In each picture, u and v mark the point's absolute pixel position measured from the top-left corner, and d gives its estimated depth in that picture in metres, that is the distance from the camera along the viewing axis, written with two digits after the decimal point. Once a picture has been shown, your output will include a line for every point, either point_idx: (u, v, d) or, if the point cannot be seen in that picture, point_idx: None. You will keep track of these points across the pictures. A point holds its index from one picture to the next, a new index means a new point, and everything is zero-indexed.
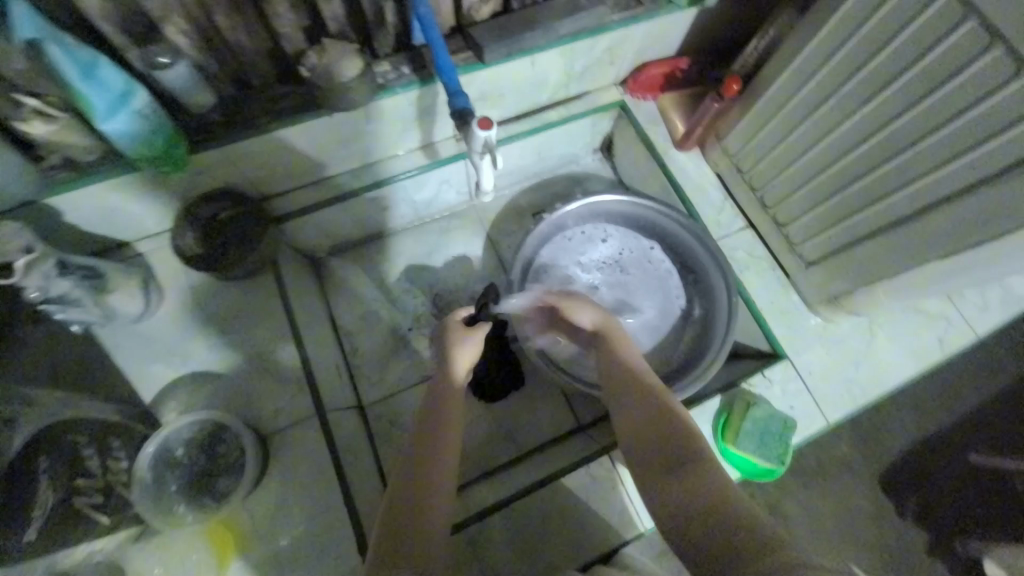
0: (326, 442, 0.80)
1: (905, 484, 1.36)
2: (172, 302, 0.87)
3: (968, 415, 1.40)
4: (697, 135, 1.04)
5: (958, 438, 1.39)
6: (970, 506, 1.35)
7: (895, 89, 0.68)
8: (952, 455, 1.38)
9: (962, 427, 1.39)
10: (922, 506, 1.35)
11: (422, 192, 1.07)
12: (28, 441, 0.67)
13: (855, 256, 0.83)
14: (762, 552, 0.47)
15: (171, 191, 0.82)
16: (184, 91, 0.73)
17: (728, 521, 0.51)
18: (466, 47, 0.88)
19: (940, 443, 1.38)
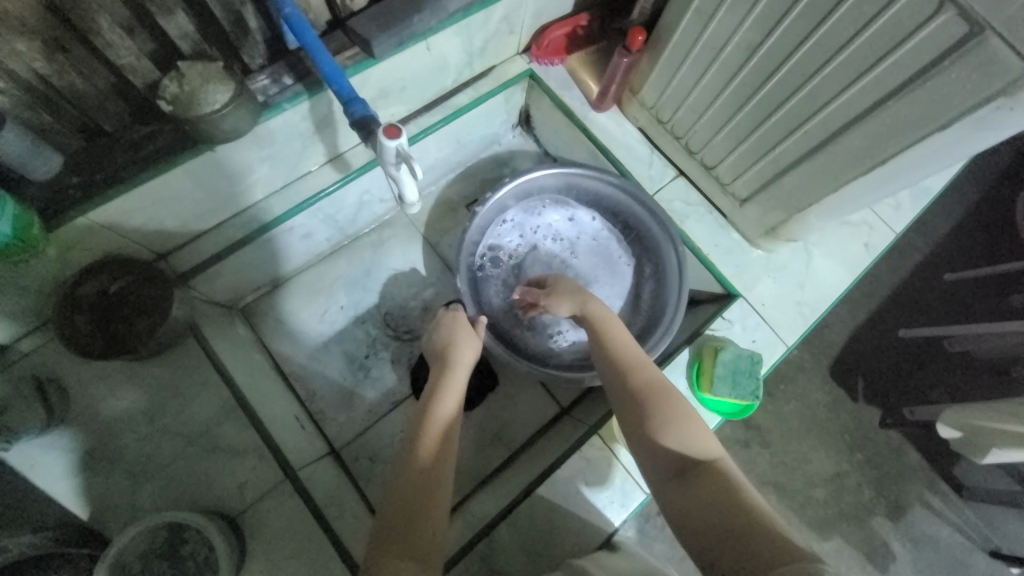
0: (306, 503, 0.74)
1: (856, 375, 1.49)
2: (81, 401, 0.74)
3: (896, 300, 1.54)
4: (613, 93, 1.01)
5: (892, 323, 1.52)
6: None
7: (794, 18, 0.68)
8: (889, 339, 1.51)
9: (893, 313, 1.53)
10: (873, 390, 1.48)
11: (342, 209, 0.98)
12: None
13: (784, 186, 0.85)
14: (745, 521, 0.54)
15: (39, 277, 0.69)
16: (19, 159, 0.60)
17: (712, 483, 0.59)
18: (351, 43, 0.79)
19: (878, 331, 1.52)
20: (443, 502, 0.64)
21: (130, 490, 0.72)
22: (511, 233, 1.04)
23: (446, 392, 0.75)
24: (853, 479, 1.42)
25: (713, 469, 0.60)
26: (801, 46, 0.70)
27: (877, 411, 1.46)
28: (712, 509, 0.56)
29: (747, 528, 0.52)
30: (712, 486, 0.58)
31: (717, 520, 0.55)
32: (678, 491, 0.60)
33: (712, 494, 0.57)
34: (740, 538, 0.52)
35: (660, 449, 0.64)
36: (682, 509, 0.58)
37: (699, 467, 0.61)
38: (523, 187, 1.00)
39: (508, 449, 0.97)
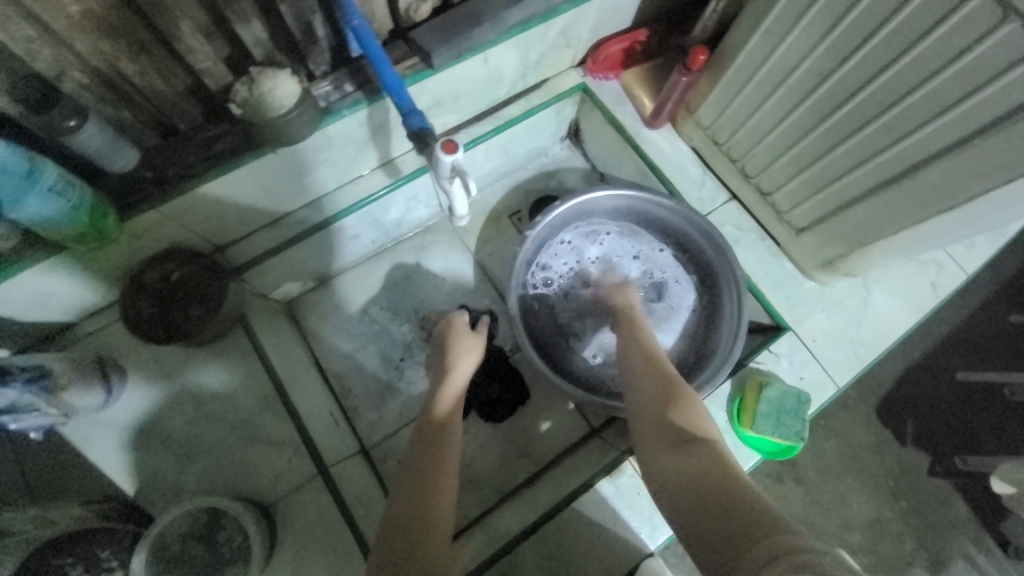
0: (334, 499, 0.76)
1: (908, 419, 1.39)
2: (138, 381, 0.78)
3: (958, 344, 1.43)
4: (668, 110, 0.98)
5: (951, 368, 1.42)
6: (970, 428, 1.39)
7: (875, 44, 0.64)
8: (947, 384, 1.41)
9: (954, 357, 1.42)
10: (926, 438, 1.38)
11: (390, 212, 1.00)
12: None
13: (847, 219, 0.81)
14: (732, 494, 0.53)
15: (111, 261, 0.74)
16: (103, 153, 0.64)
17: (705, 459, 0.59)
18: (412, 53, 0.80)
19: (936, 375, 1.41)
20: (447, 515, 0.64)
21: (174, 471, 0.75)
22: (567, 248, 1.02)
23: (451, 392, 0.77)
24: (895, 527, 1.33)
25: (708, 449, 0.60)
26: (881, 74, 0.65)
27: (926, 457, 1.37)
28: (700, 483, 0.56)
29: (729, 500, 0.52)
30: (705, 462, 0.58)
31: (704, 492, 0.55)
32: (670, 458, 0.61)
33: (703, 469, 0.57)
34: (722, 510, 0.52)
35: (661, 430, 0.65)
36: (673, 484, 0.59)
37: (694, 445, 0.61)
38: (581, 205, 0.98)
39: (533, 464, 0.96)
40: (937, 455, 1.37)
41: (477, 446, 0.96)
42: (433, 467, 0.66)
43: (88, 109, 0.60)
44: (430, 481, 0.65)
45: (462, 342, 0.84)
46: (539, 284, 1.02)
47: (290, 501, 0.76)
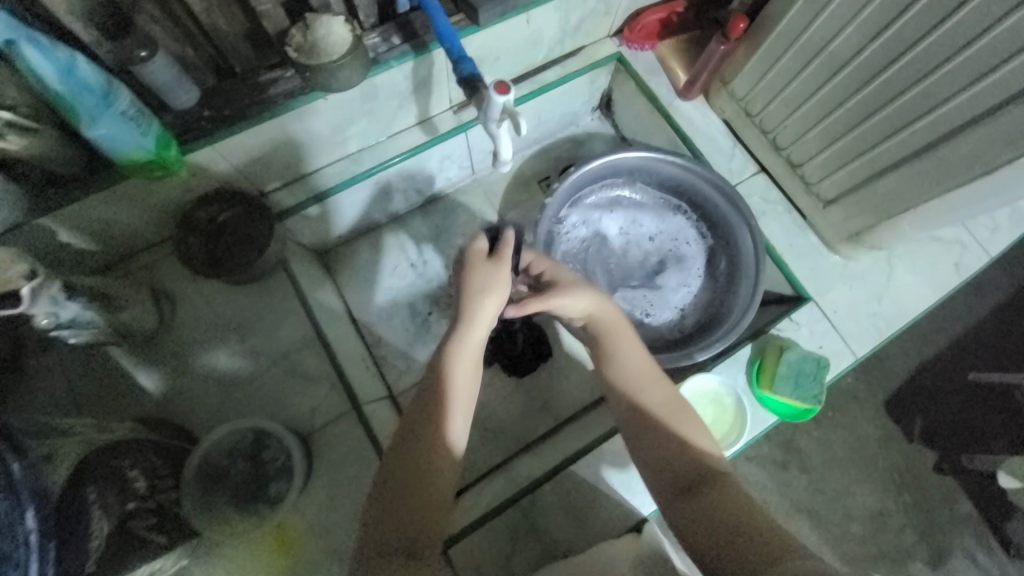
0: (366, 434, 0.80)
1: (916, 410, 1.41)
2: (184, 311, 0.83)
3: (969, 338, 1.44)
4: (702, 82, 1.00)
5: (962, 362, 1.43)
6: (978, 422, 1.41)
7: (916, 10, 0.65)
8: (956, 377, 1.42)
9: (965, 350, 1.44)
10: (933, 429, 1.40)
11: (424, 170, 1.02)
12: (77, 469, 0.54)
13: (878, 190, 0.82)
14: (762, 538, 0.52)
15: (167, 197, 0.78)
16: (167, 86, 0.67)
17: (722, 501, 0.57)
18: (458, 10, 0.82)
19: (946, 366, 1.43)
20: None
21: (219, 398, 0.81)
22: (591, 211, 1.05)
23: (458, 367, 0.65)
24: (897, 520, 1.35)
25: (725, 488, 0.59)
26: (919, 41, 0.67)
27: (934, 453, 1.39)
28: (719, 523, 0.55)
29: (755, 547, 0.51)
30: (723, 504, 0.57)
31: (726, 534, 0.54)
32: (684, 504, 0.59)
33: (722, 510, 0.56)
34: (747, 550, 0.51)
35: (668, 461, 0.63)
36: (689, 522, 0.57)
37: (711, 484, 0.60)
38: (608, 165, 1.01)
39: (553, 420, 0.99)
40: (946, 453, 1.38)
41: (499, 399, 0.99)
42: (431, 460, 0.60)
43: (157, 42, 0.64)
44: (425, 468, 0.60)
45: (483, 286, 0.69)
46: (571, 229, 1.04)
47: (324, 434, 0.80)
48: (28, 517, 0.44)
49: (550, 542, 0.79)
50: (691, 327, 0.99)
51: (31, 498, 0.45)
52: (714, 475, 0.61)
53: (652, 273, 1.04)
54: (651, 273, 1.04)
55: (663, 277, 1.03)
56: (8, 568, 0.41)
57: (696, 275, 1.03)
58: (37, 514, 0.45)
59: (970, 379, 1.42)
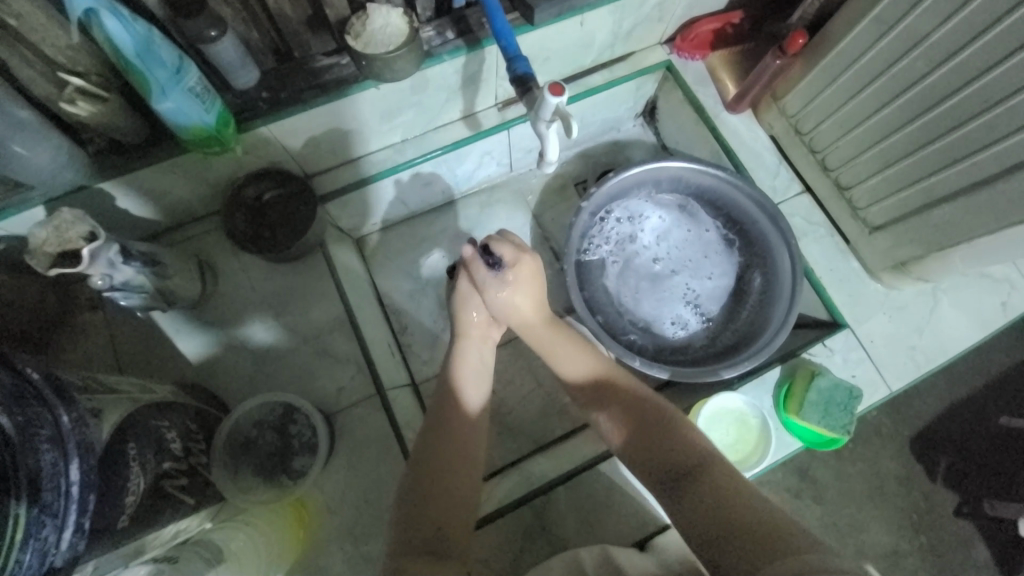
0: (388, 419, 0.81)
1: (943, 450, 1.35)
2: (225, 284, 0.86)
3: (1006, 381, 1.38)
4: (752, 96, 0.98)
5: (996, 404, 1.37)
6: (1009, 469, 1.35)
7: (992, 37, 0.62)
8: (989, 420, 1.37)
9: (1000, 392, 1.38)
10: (959, 471, 1.34)
11: (463, 165, 1.03)
12: (122, 424, 0.56)
13: (929, 221, 0.79)
14: (760, 523, 0.52)
15: (219, 173, 0.81)
16: (230, 66, 0.69)
17: (709, 486, 0.58)
18: (513, 8, 0.83)
19: (979, 408, 1.37)
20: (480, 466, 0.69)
21: (250, 368, 0.83)
22: (630, 209, 1.04)
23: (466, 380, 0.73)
24: (911, 562, 1.30)
25: (710, 471, 0.59)
26: (991, 68, 0.64)
27: (955, 496, 1.34)
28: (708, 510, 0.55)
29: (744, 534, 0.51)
30: (713, 487, 0.57)
31: (716, 518, 0.54)
32: (677, 498, 0.59)
33: (713, 496, 0.56)
34: (741, 531, 0.52)
35: (659, 452, 0.64)
36: (686, 512, 0.57)
37: (699, 471, 0.60)
38: (652, 171, 0.99)
39: (570, 424, 0.98)
40: (968, 496, 1.33)
41: (519, 397, 1.00)
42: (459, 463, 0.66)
43: (226, 22, 0.66)
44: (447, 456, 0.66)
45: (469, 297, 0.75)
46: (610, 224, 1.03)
47: (347, 415, 0.82)
48: (71, 470, 0.46)
49: (559, 545, 0.79)
50: (718, 346, 0.97)
51: (76, 452, 0.46)
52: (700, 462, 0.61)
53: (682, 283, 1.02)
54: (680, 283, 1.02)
55: (692, 289, 1.02)
56: (48, 517, 0.43)
57: (726, 289, 1.01)
58: (79, 467, 0.47)
59: (1003, 424, 1.36)
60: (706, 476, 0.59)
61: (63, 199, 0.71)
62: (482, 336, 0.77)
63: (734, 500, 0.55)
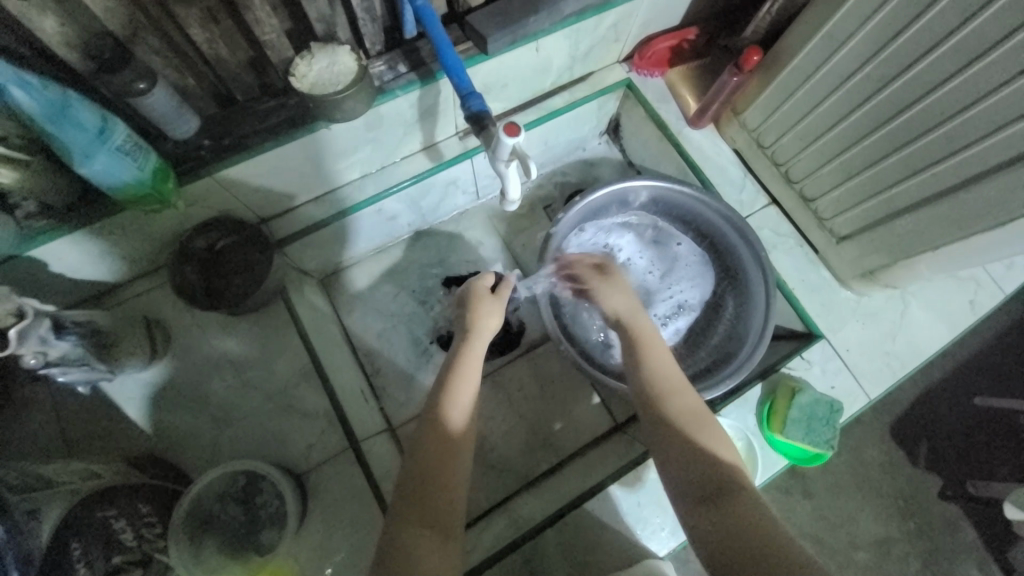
0: (364, 473, 0.77)
1: (923, 436, 1.38)
2: (179, 344, 0.81)
3: (977, 363, 1.41)
4: (713, 111, 0.98)
5: (968, 385, 1.40)
6: (987, 449, 1.37)
7: (943, 51, 0.63)
8: (963, 403, 1.40)
9: (972, 374, 1.41)
10: (940, 456, 1.37)
11: (428, 196, 1.00)
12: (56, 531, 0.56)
13: (894, 230, 0.80)
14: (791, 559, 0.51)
15: (163, 227, 0.76)
16: (166, 118, 0.65)
17: (738, 505, 0.57)
18: (466, 37, 0.80)
19: (953, 391, 1.40)
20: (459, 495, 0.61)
21: (212, 433, 0.78)
22: (603, 229, 1.02)
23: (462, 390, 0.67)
24: (902, 547, 1.31)
25: (743, 495, 0.59)
26: (947, 81, 0.64)
27: (939, 481, 1.36)
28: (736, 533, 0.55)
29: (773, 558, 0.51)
30: (735, 510, 0.57)
31: (743, 539, 0.54)
32: (707, 511, 0.58)
33: (741, 520, 0.56)
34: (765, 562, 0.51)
35: (693, 464, 0.63)
36: (704, 530, 0.57)
37: (727, 488, 0.59)
38: (613, 192, 0.98)
39: (556, 455, 0.96)
40: (950, 479, 1.36)
41: (502, 432, 0.97)
42: (437, 460, 0.61)
43: (155, 71, 0.61)
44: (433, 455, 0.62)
45: (487, 304, 0.75)
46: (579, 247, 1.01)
47: (320, 472, 0.77)
48: None
49: None
50: (699, 365, 0.96)
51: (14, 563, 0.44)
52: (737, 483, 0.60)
53: (664, 297, 1.02)
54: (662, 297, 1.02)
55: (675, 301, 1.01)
56: None
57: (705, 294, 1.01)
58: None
59: (977, 405, 1.39)
60: (739, 498, 0.58)
61: None
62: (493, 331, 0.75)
63: (766, 527, 0.54)
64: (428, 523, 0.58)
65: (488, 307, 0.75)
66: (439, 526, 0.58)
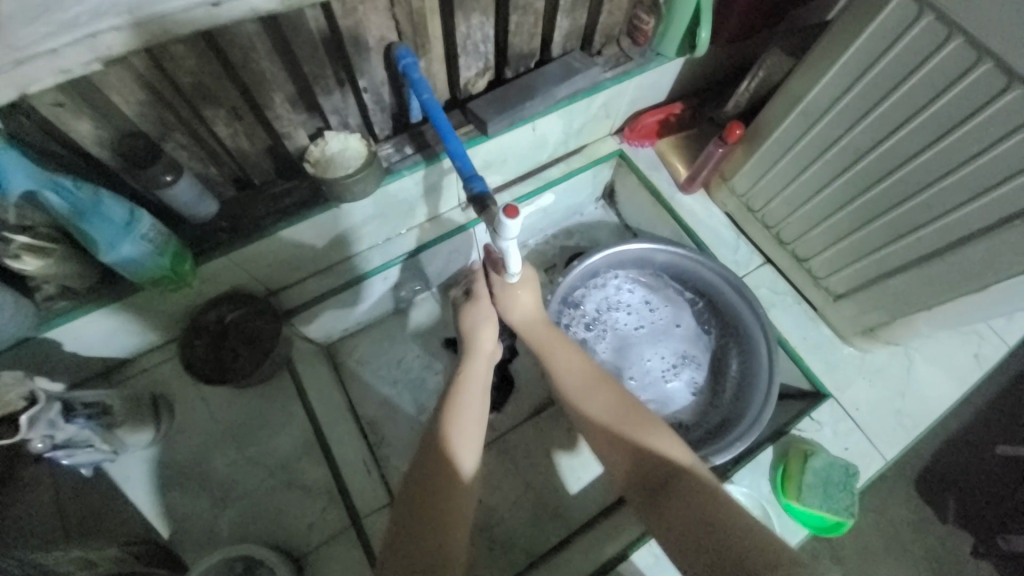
0: (366, 553, 0.74)
1: (946, 489, 1.31)
2: (185, 417, 0.82)
3: (990, 408, 1.38)
4: (703, 177, 1.04)
5: (985, 432, 1.36)
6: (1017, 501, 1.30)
7: (913, 127, 0.67)
8: (982, 451, 1.34)
9: (987, 420, 1.37)
10: (968, 511, 1.29)
11: (433, 263, 1.04)
12: None
13: (889, 288, 0.82)
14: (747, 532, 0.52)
15: (176, 305, 0.78)
16: (189, 204, 0.69)
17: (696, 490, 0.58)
18: (468, 121, 0.87)
19: (970, 438, 1.35)
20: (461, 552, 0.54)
21: (211, 514, 0.77)
22: (617, 283, 1.06)
23: (466, 420, 0.63)
24: None
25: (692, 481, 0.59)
26: (922, 151, 0.68)
27: (968, 538, 1.28)
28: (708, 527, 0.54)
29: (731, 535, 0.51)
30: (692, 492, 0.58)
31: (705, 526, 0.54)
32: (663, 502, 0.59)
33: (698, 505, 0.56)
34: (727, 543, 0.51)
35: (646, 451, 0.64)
36: (676, 535, 0.56)
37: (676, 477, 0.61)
38: (615, 256, 1.01)
39: (566, 527, 0.92)
40: (981, 536, 1.28)
41: (509, 502, 0.94)
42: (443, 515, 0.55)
43: (181, 164, 0.66)
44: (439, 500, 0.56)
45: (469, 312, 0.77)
46: (590, 305, 1.04)
47: (320, 553, 0.75)
48: None
49: None
50: (707, 428, 0.94)
51: None
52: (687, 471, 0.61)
53: (672, 361, 1.02)
54: (668, 362, 1.02)
55: (681, 365, 1.02)
56: None
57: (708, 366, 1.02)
58: None
59: (996, 452, 1.34)
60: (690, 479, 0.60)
61: (3, 354, 0.67)
62: (492, 346, 0.76)
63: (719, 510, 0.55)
64: (430, 548, 0.53)
65: (475, 318, 0.77)
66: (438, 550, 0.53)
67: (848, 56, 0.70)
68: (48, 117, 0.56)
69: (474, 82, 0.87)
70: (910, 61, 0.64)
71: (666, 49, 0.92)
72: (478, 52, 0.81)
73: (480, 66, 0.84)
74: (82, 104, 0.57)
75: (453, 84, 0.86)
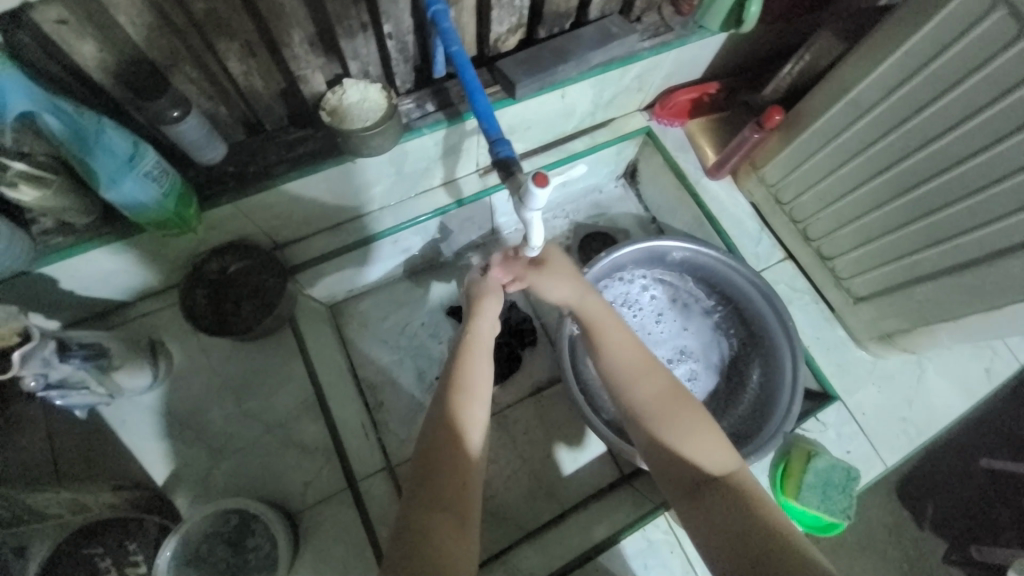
0: (359, 516, 0.74)
1: (929, 495, 1.32)
2: (183, 367, 0.80)
3: (984, 421, 1.37)
4: (732, 164, 0.99)
5: (976, 444, 1.36)
6: (994, 512, 1.31)
7: (968, 128, 0.63)
8: (969, 461, 1.35)
9: (981, 432, 1.37)
10: (946, 517, 1.31)
11: (445, 230, 1.00)
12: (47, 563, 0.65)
13: (916, 295, 0.79)
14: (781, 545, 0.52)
15: (178, 250, 0.75)
16: (197, 144, 0.65)
17: (727, 499, 0.57)
18: (495, 81, 0.82)
19: (959, 449, 1.36)
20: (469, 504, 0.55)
21: (205, 465, 0.76)
22: (640, 280, 1.06)
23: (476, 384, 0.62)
24: None
25: (724, 488, 0.58)
26: (975, 154, 0.64)
27: (943, 543, 1.29)
28: (741, 536, 0.54)
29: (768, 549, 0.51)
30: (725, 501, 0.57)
31: (738, 535, 0.54)
32: (693, 508, 0.59)
33: (732, 513, 0.56)
34: (757, 554, 0.52)
35: (676, 448, 0.62)
36: (706, 533, 0.57)
37: (708, 482, 0.59)
38: (642, 251, 0.99)
39: (559, 505, 0.92)
40: (956, 543, 1.29)
41: (505, 476, 0.93)
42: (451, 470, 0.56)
43: (189, 100, 0.62)
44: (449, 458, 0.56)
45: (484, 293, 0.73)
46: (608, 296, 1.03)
47: (313, 513, 0.74)
48: None
49: None
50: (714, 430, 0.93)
51: None
52: (717, 475, 0.59)
53: (671, 355, 1.03)
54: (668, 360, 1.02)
55: (680, 363, 1.03)
56: None
57: (705, 370, 1.02)
58: None
59: (982, 463, 1.34)
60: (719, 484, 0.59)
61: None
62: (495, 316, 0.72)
63: (749, 518, 0.55)
64: (438, 505, 0.53)
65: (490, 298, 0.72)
66: (456, 508, 0.54)
67: (909, 44, 0.65)
68: (50, 35, 0.52)
69: (505, 39, 0.81)
70: (973, 58, 0.60)
71: (709, 23, 0.86)
72: (512, 5, 0.75)
73: (512, 22, 0.78)
74: (86, 23, 0.52)
75: (482, 39, 0.81)
